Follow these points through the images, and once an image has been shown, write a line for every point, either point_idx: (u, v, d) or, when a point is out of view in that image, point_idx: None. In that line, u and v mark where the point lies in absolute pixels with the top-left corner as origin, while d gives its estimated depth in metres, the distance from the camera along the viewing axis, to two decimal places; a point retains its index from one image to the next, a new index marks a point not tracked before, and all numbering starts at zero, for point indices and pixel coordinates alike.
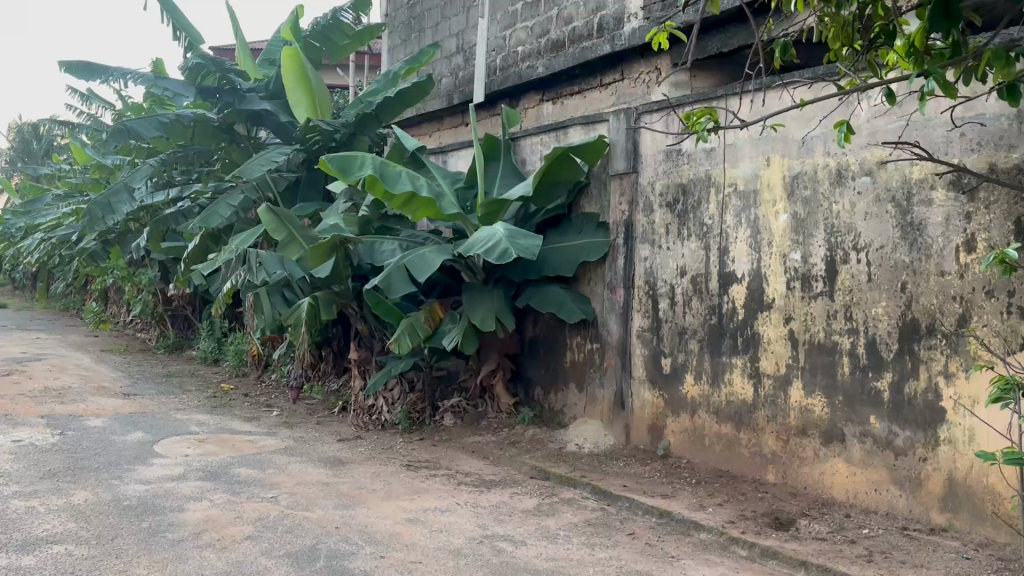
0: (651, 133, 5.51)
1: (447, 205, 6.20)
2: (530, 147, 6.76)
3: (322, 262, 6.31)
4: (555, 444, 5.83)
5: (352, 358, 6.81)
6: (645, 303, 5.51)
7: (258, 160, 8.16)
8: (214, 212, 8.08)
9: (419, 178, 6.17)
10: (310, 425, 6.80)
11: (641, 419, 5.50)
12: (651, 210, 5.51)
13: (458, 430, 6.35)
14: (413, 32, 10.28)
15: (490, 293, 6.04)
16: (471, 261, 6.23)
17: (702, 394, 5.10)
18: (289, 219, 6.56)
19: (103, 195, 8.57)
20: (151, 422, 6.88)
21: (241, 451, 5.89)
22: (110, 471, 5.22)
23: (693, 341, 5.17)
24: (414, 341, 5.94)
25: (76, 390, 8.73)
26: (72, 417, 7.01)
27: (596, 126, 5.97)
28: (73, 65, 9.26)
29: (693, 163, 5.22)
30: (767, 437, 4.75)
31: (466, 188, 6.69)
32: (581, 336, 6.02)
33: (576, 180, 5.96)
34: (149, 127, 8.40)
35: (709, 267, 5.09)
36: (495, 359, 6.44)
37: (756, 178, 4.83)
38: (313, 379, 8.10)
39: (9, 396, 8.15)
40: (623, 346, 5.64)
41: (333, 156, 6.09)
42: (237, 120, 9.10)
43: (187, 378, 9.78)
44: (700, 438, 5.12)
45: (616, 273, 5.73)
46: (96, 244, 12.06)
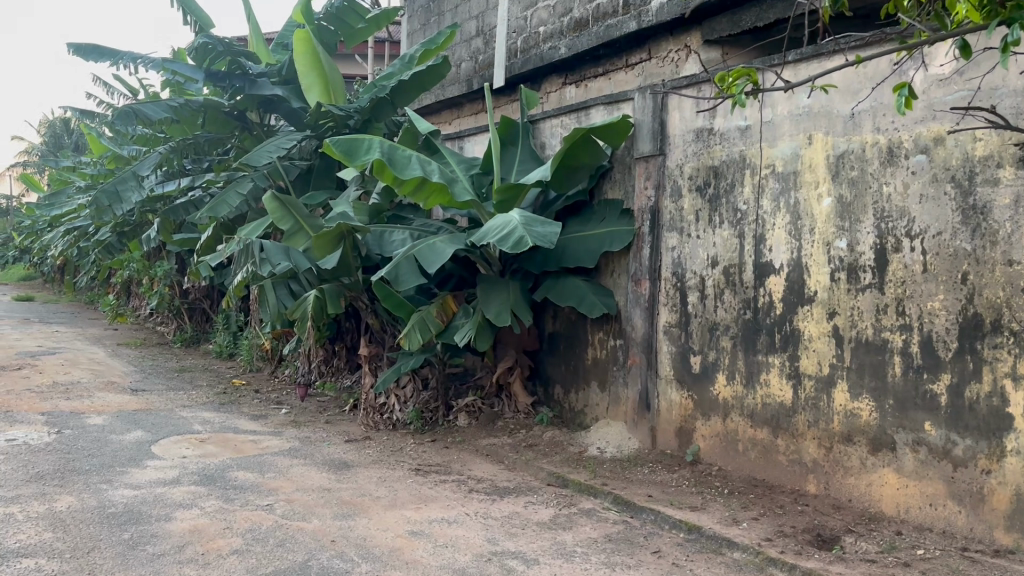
0: (680, 111, 5.08)
1: (460, 191, 5.81)
2: (550, 130, 6.34)
3: (328, 251, 5.95)
4: (575, 447, 5.43)
5: (362, 353, 6.48)
6: (673, 296, 5.09)
7: (264, 148, 7.87)
8: (223, 201, 7.76)
9: (431, 163, 5.78)
10: (318, 424, 6.47)
11: (668, 422, 5.08)
12: (679, 195, 5.08)
13: (473, 431, 5.97)
14: (433, 16, 9.90)
15: (506, 285, 5.64)
16: (486, 251, 5.84)
17: (734, 396, 4.68)
18: (296, 207, 6.22)
19: (110, 183, 8.28)
20: (153, 420, 6.58)
21: (242, 453, 5.56)
22: (101, 474, 4.92)
23: (725, 338, 4.74)
24: (424, 337, 5.57)
25: (84, 385, 8.48)
26: (74, 414, 6.73)
27: (620, 105, 5.55)
28: (82, 47, 8.99)
29: (726, 143, 4.78)
30: (807, 444, 4.31)
31: (482, 174, 6.30)
32: (603, 331, 5.61)
33: (599, 162, 5.53)
34: (156, 110, 8.13)
35: (743, 256, 4.65)
36: (512, 356, 6.05)
37: (796, 158, 4.39)
38: (326, 375, 7.79)
39: (14, 390, 7.91)
40: (648, 342, 5.22)
41: (337, 140, 5.76)
42: (249, 106, 8.81)
43: (200, 373, 9.51)
44: (732, 444, 4.69)
45: (641, 264, 5.31)
46: (113, 235, 11.85)
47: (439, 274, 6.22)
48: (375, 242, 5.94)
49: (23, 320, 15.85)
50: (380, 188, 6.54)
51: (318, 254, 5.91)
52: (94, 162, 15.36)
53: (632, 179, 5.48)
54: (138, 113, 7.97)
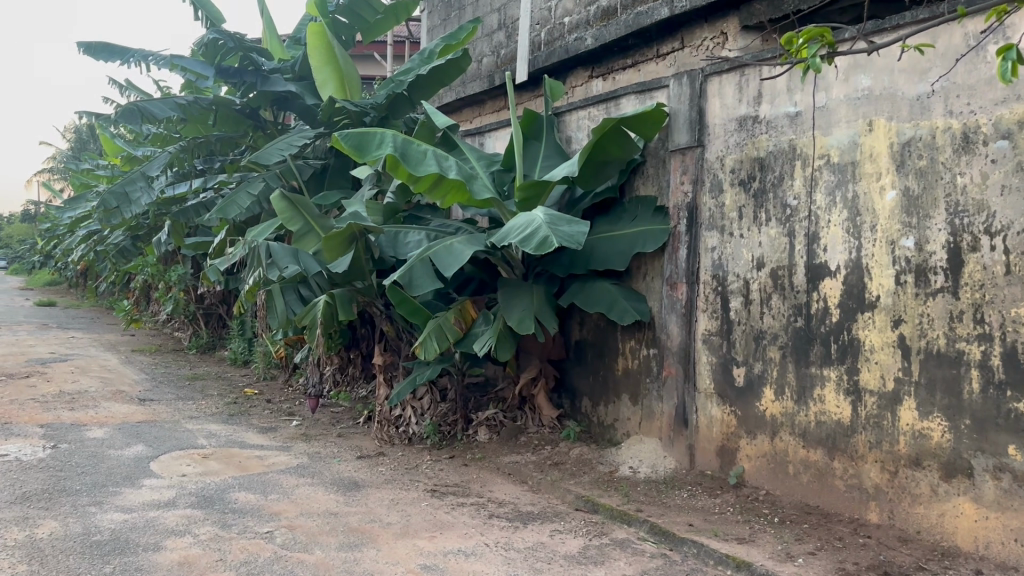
0: (721, 99, 4.63)
1: (479, 188, 5.37)
2: (577, 123, 5.91)
3: (338, 254, 5.55)
4: (605, 466, 4.97)
5: (376, 362, 6.08)
6: (713, 302, 4.63)
7: (275, 146, 7.54)
8: (232, 202, 7.37)
9: (448, 158, 5.35)
10: (330, 438, 6.07)
11: (708, 440, 4.63)
12: (720, 190, 4.63)
13: (494, 447, 5.53)
14: (454, 11, 9.50)
15: (530, 289, 5.20)
16: (508, 253, 5.42)
17: (784, 412, 4.21)
18: (305, 208, 5.83)
19: (117, 184, 7.95)
20: (156, 433, 6.20)
21: (246, 471, 5.16)
22: (92, 495, 4.54)
23: (773, 348, 4.28)
24: (441, 345, 5.15)
25: (91, 394, 8.14)
26: (74, 426, 6.37)
27: (653, 94, 5.11)
28: (91, 46, 8.67)
29: (773, 132, 4.32)
30: (868, 468, 3.83)
31: (504, 171, 5.88)
32: (636, 339, 5.16)
33: (631, 157, 5.08)
34: (163, 108, 7.84)
35: (793, 257, 4.19)
36: (536, 366, 5.62)
37: (854, 147, 3.92)
38: (340, 385, 7.42)
39: (18, 400, 7.58)
40: (686, 352, 4.76)
41: (347, 133, 5.35)
42: (262, 104, 8.46)
43: (212, 382, 9.16)
44: (781, 466, 4.23)
45: (677, 266, 4.85)
46: (127, 239, 11.57)
47: (457, 278, 5.81)
48: (389, 243, 5.52)
49: (41, 327, 15.60)
50: (396, 187, 6.13)
51: (329, 257, 5.51)
52: (112, 167, 15.12)
53: (668, 174, 5.03)
54: (143, 110, 7.69)
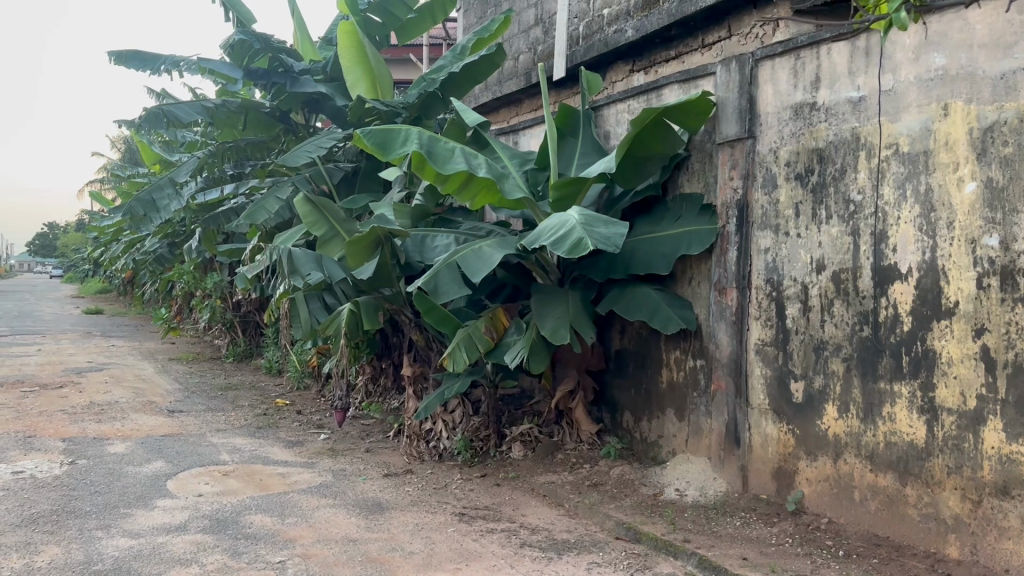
0: (774, 85, 4.22)
1: (511, 188, 5.01)
2: (616, 118, 5.52)
3: (362, 260, 5.24)
4: (649, 488, 4.58)
5: (406, 374, 5.77)
6: (767, 308, 4.21)
7: (302, 150, 7.17)
8: (261, 207, 7.09)
9: (478, 155, 5.00)
10: (358, 453, 5.77)
11: (763, 461, 4.21)
12: (773, 185, 4.21)
13: (528, 465, 5.16)
14: (490, 8, 9.16)
15: (565, 296, 4.84)
16: (542, 258, 5.07)
17: (849, 432, 3.78)
18: (331, 212, 5.54)
19: (145, 191, 7.78)
20: (179, 448, 5.96)
21: (266, 490, 4.87)
22: (101, 518, 4.28)
23: (836, 360, 3.85)
24: (470, 357, 4.81)
25: (121, 405, 7.96)
26: (97, 440, 6.16)
27: (698, 82, 4.71)
28: (122, 54, 8.50)
29: (833, 120, 3.90)
30: (947, 497, 3.38)
31: (538, 170, 5.53)
32: (680, 350, 4.75)
33: (674, 151, 4.70)
34: (190, 111, 7.67)
35: (858, 259, 3.75)
36: (573, 378, 5.24)
37: (927, 134, 3.48)
38: (373, 396, 7.16)
39: (46, 412, 7.43)
40: (736, 364, 4.35)
41: (369, 130, 5.05)
42: (292, 107, 8.22)
43: (245, 391, 8.93)
44: (846, 491, 3.80)
45: (726, 270, 4.44)
46: (164, 247, 11.46)
47: (488, 283, 5.47)
48: (415, 248, 5.22)
49: (84, 335, 15.64)
50: (424, 188, 5.81)
51: (352, 264, 5.22)
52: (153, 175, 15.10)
53: (716, 170, 4.62)
54: (168, 114, 7.55)
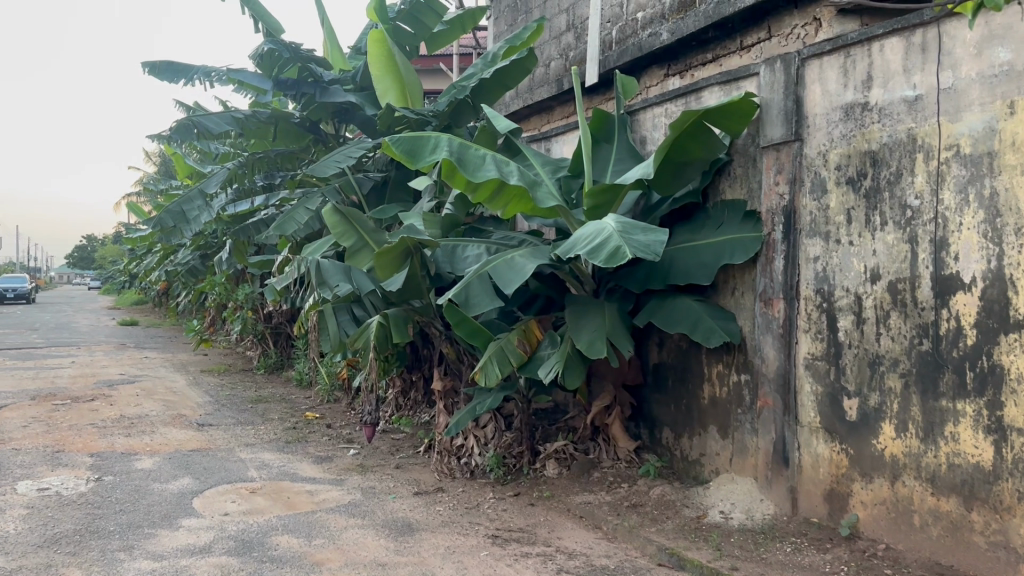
0: (822, 85, 4.02)
1: (545, 195, 4.83)
2: (653, 122, 5.33)
3: (392, 271, 5.10)
4: (692, 510, 4.37)
5: (436, 388, 5.63)
6: (817, 321, 3.99)
7: (331, 159, 7.06)
8: (290, 217, 6.98)
9: (510, 162, 4.85)
10: (388, 470, 5.61)
11: (814, 482, 4.00)
12: (823, 190, 4.00)
13: (564, 484, 4.95)
14: (520, 14, 9.00)
15: (601, 307, 4.65)
16: (576, 267, 4.89)
17: (908, 452, 3.54)
18: (359, 222, 5.41)
19: (175, 203, 7.73)
20: (207, 464, 5.84)
21: (294, 509, 4.72)
22: (124, 539, 4.16)
23: (893, 376, 3.61)
24: (503, 371, 4.64)
25: (151, 419, 7.89)
26: (125, 456, 6.07)
27: (741, 83, 4.53)
28: (155, 65, 8.44)
29: (887, 121, 3.67)
30: (1018, 524, 3.12)
31: (571, 177, 5.35)
32: (723, 364, 4.54)
33: (715, 156, 4.50)
34: (220, 122, 7.61)
35: (916, 268, 3.52)
36: (609, 393, 5.04)
37: (991, 134, 3.24)
38: (403, 410, 7.02)
39: (76, 426, 7.38)
40: (785, 379, 4.15)
41: (399, 138, 4.91)
42: (322, 116, 8.12)
43: (275, 405, 8.77)
44: (905, 515, 3.56)
45: (773, 279, 4.23)
46: (195, 258, 11.43)
47: (521, 294, 5.29)
48: (445, 258, 5.06)
49: (119, 347, 15.67)
50: (455, 198, 5.67)
51: (381, 275, 5.09)
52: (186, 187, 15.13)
53: (760, 175, 4.41)
54: (199, 125, 7.50)
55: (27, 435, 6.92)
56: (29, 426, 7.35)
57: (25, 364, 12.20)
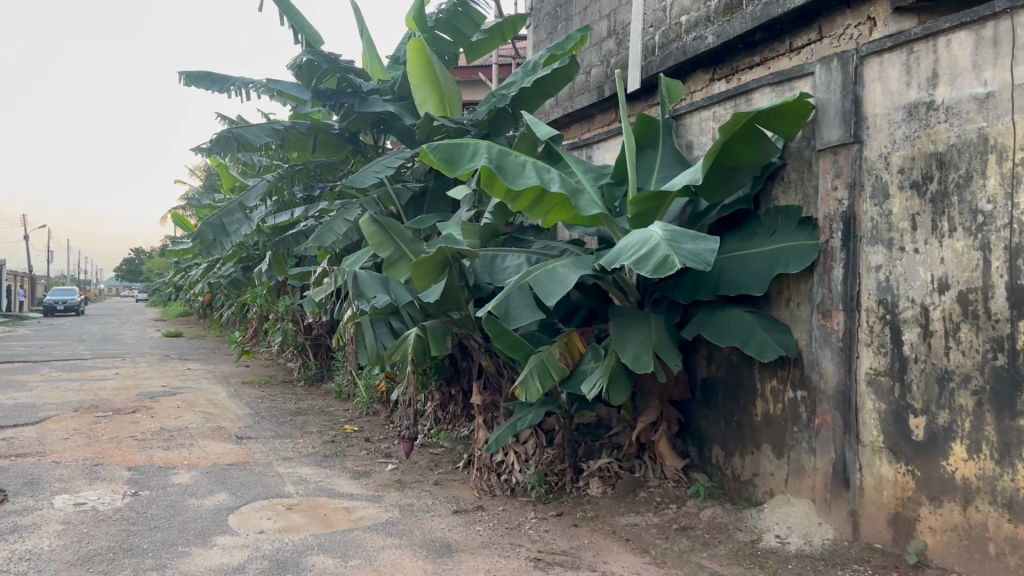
0: (883, 83, 3.80)
1: (587, 204, 4.66)
2: (700, 126, 5.13)
3: (430, 282, 4.96)
4: (745, 534, 4.19)
5: (475, 402, 5.46)
6: (880, 333, 3.77)
7: (369, 169, 6.94)
8: (328, 228, 6.89)
9: (551, 169, 4.70)
10: (426, 486, 5.45)
11: (876, 505, 3.77)
12: (885, 195, 3.78)
13: (609, 503, 4.75)
14: (560, 22, 8.85)
15: (647, 318, 4.45)
16: (621, 278, 4.72)
17: (981, 475, 3.28)
18: (397, 232, 5.32)
19: (214, 215, 7.70)
20: (245, 478, 5.75)
21: (331, 528, 4.58)
22: (157, 557, 4.06)
23: (964, 392, 3.37)
24: (545, 385, 4.46)
25: (191, 431, 7.84)
26: (162, 470, 6.00)
27: (795, 84, 4.32)
28: (193, 75, 8.46)
29: (955, 120, 3.44)
30: None
31: (613, 185, 5.16)
32: (777, 379, 4.36)
33: (767, 159, 4.31)
34: (259, 135, 7.57)
35: (988, 277, 3.27)
36: (656, 408, 4.86)
37: None
38: (442, 423, 6.90)
39: (117, 439, 7.36)
40: (845, 396, 3.94)
41: (436, 145, 4.79)
42: (361, 127, 8.02)
43: (314, 417, 8.63)
44: (979, 543, 3.30)
45: (831, 290, 4.03)
46: (237, 271, 11.44)
47: (562, 305, 5.12)
48: (485, 269, 4.91)
49: (162, 359, 15.75)
50: (494, 207, 5.53)
51: (418, 286, 4.96)
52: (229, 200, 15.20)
53: (817, 179, 4.20)
54: (238, 138, 7.45)
55: (67, 448, 6.91)
56: (70, 439, 7.35)
57: (70, 376, 12.31)
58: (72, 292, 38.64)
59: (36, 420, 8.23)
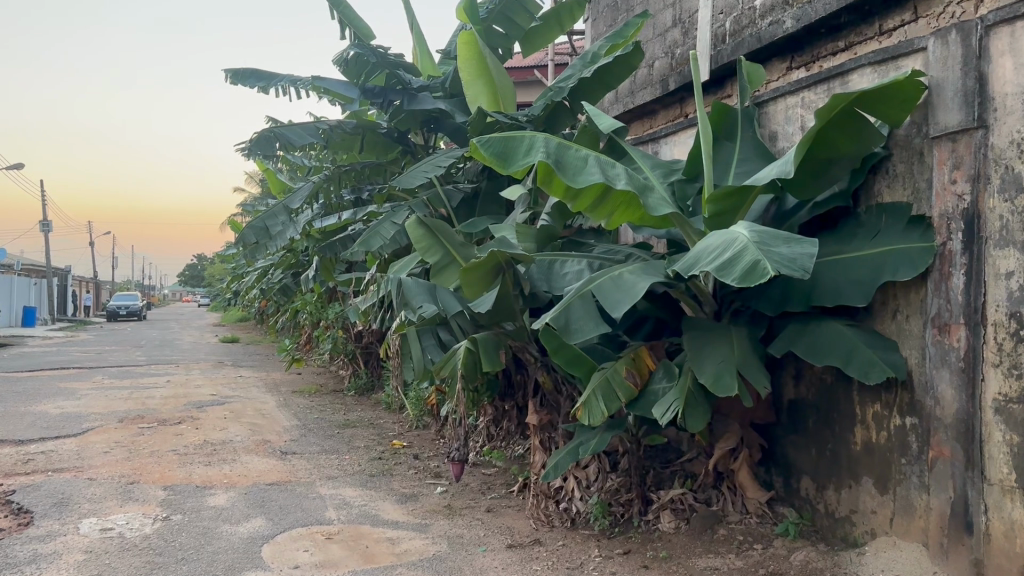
0: (1015, 57, 3.20)
1: (657, 201, 4.14)
2: (785, 114, 4.57)
3: (480, 290, 4.51)
4: None
5: (530, 421, 4.95)
6: (1011, 353, 3.18)
7: (419, 169, 6.48)
8: (375, 233, 6.47)
9: (615, 164, 4.19)
10: (478, 513, 4.98)
11: (1007, 557, 3.17)
12: (1018, 189, 3.18)
13: (682, 541, 4.22)
14: (622, 12, 8.30)
15: (728, 332, 3.93)
16: (696, 285, 4.20)
17: None
18: (446, 236, 4.89)
19: (257, 218, 7.35)
20: (284, 499, 5.34)
21: (371, 564, 4.12)
22: None
23: None
24: (611, 407, 3.96)
25: (234, 444, 7.50)
26: (199, 490, 5.63)
27: (903, 63, 3.74)
28: (239, 72, 8.17)
29: None
30: None
31: (685, 182, 4.65)
32: (881, 404, 3.82)
33: (868, 148, 3.81)
34: (303, 134, 7.22)
35: None
36: (736, 432, 4.34)
37: None
38: (495, 441, 6.48)
39: (157, 453, 7.05)
40: (967, 426, 3.36)
41: (487, 139, 4.28)
42: (410, 127, 7.56)
43: (361, 429, 8.17)
44: None
45: (950, 301, 3.45)
46: (287, 277, 11.15)
47: (629, 315, 4.61)
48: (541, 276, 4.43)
49: (216, 366, 15.55)
50: (552, 207, 5.05)
51: (468, 294, 4.50)
52: None
53: (930, 171, 3.62)
54: (281, 137, 7.14)
55: (106, 463, 6.62)
56: (110, 453, 7.07)
57: (122, 384, 12.16)
58: (135, 298, 39.20)
59: (79, 431, 8.00)
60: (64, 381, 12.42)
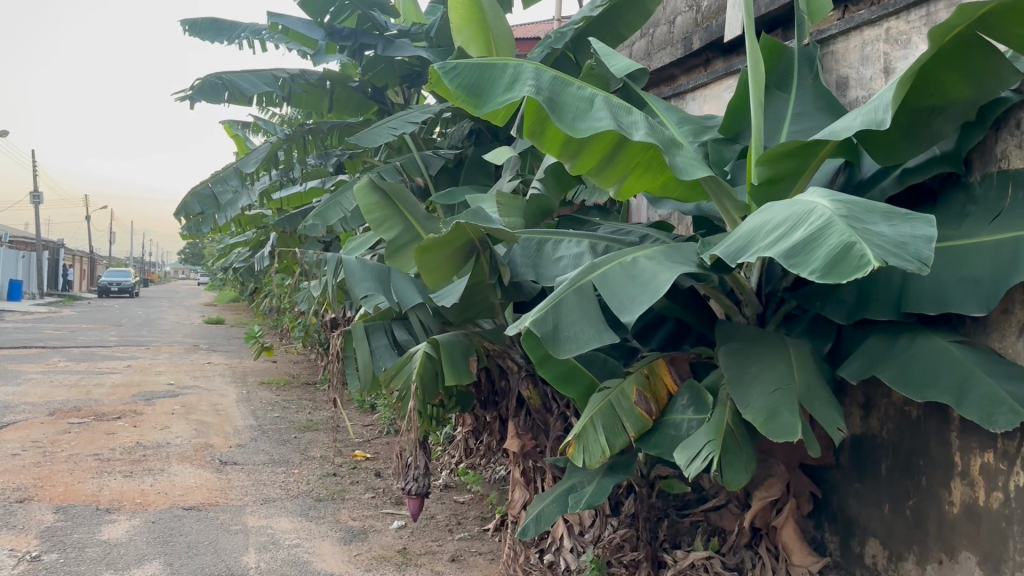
0: None
1: (688, 158, 3.02)
2: (862, 53, 3.44)
3: (444, 276, 3.35)
4: None
5: (510, 448, 3.86)
6: None
7: (385, 125, 5.36)
8: (334, 204, 5.38)
9: (632, 110, 3.07)
10: (440, 563, 3.89)
11: None
12: None
13: None
14: None
15: (781, 346, 2.82)
16: (737, 279, 3.09)
17: None
18: (405, 204, 3.82)
19: (204, 183, 6.29)
20: (199, 532, 4.23)
21: None
22: None
23: None
24: (613, 444, 2.85)
25: (170, 448, 6.40)
26: (98, 515, 4.52)
27: None
28: (196, 23, 7.03)
29: None
30: None
31: (722, 141, 3.55)
32: (996, 454, 2.71)
33: (992, 93, 2.69)
34: (257, 82, 6.09)
35: None
36: (779, 475, 3.25)
37: None
38: (473, 460, 5.44)
39: (74, 459, 5.94)
40: None
41: (454, 65, 3.13)
42: (387, 82, 6.43)
43: (323, 434, 7.08)
44: None
45: None
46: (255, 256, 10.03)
47: (642, 316, 3.52)
48: (527, 260, 3.32)
49: (188, 348, 14.50)
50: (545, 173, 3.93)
51: (429, 281, 3.34)
52: None
53: None
54: (230, 85, 6.01)
55: (7, 469, 5.52)
56: (19, 455, 5.97)
57: (76, 368, 11.05)
58: (127, 274, 38.02)
59: None
60: (12, 363, 11.30)
